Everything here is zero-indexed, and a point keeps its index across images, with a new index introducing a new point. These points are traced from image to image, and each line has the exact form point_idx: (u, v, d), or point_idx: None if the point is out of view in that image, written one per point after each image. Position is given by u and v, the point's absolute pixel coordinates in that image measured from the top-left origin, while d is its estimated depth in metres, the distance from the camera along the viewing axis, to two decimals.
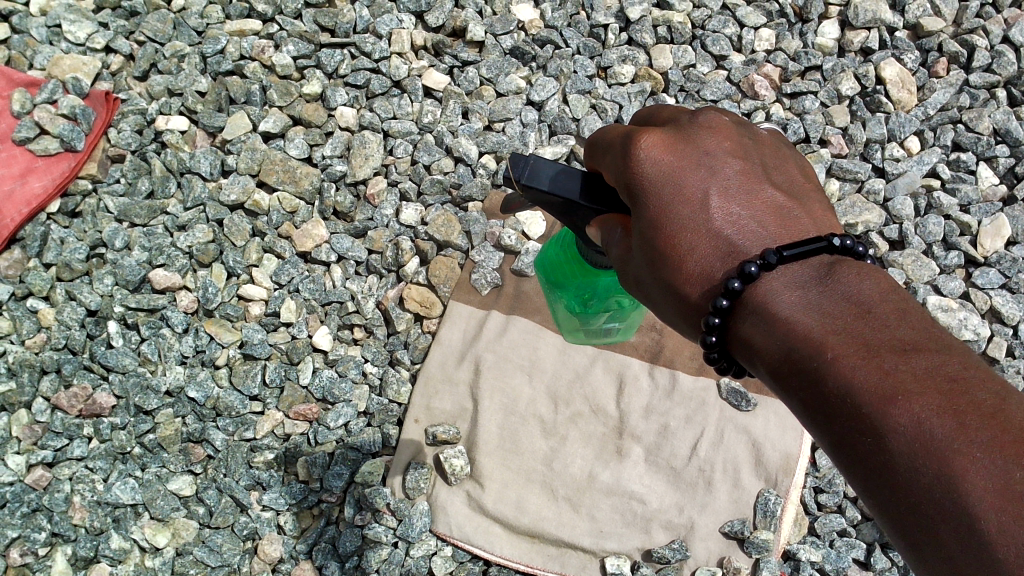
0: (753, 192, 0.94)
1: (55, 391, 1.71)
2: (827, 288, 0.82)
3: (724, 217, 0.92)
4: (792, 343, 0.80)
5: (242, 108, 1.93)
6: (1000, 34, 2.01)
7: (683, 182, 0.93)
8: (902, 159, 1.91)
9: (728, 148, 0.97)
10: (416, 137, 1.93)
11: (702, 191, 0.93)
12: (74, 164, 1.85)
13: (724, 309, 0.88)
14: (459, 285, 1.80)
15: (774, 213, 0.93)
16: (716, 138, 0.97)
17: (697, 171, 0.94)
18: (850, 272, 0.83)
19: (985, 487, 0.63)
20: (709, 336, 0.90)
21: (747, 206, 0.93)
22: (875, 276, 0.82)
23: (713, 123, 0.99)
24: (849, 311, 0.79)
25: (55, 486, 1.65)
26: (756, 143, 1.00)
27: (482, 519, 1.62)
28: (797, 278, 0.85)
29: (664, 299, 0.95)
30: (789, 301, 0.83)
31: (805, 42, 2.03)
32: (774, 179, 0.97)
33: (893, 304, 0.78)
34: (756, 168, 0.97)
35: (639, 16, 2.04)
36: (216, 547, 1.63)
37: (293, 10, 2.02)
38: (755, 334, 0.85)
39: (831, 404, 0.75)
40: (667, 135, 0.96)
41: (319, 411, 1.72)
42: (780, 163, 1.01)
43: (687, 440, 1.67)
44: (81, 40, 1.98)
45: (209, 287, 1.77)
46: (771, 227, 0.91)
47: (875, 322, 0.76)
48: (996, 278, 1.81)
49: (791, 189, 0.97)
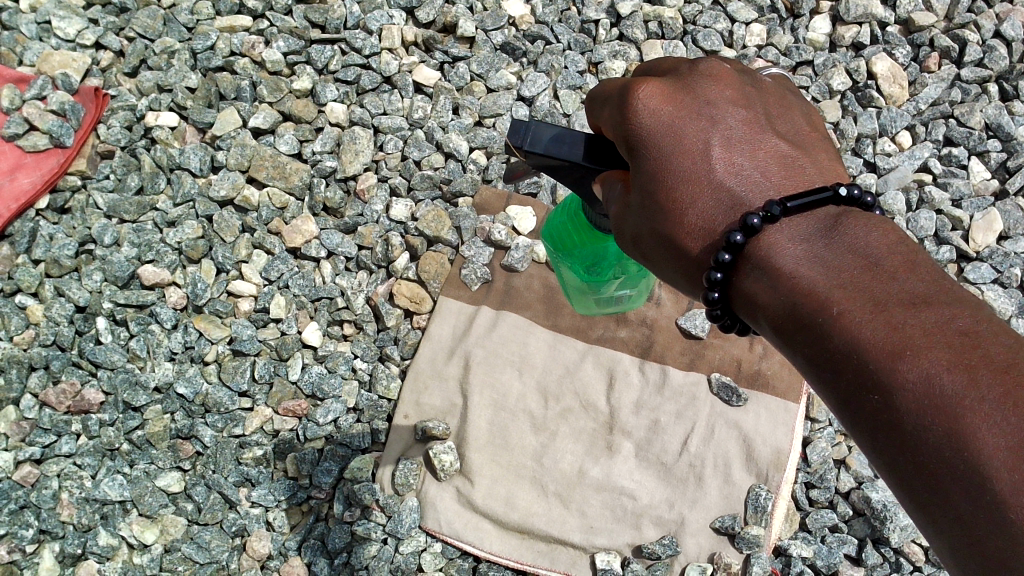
0: (756, 141, 0.92)
1: (43, 387, 1.70)
2: (833, 241, 0.81)
3: (725, 168, 0.91)
4: (797, 298, 0.79)
5: (233, 105, 1.93)
6: (993, 29, 2.00)
7: (683, 133, 0.92)
8: (894, 154, 1.91)
9: (730, 97, 0.95)
10: (407, 133, 1.93)
11: (703, 142, 0.92)
12: (63, 160, 1.83)
13: (726, 264, 0.86)
14: (448, 281, 1.79)
15: (779, 162, 0.91)
16: (717, 86, 0.95)
17: (697, 121, 0.93)
18: (857, 224, 0.81)
19: (997, 445, 0.62)
20: (710, 293, 0.89)
21: (750, 157, 0.91)
22: (883, 227, 0.81)
23: (715, 69, 0.97)
24: (856, 265, 0.77)
25: (43, 482, 1.63)
26: (759, 91, 0.98)
27: (471, 515, 1.62)
28: (801, 232, 0.84)
29: (664, 256, 0.94)
30: (792, 256, 0.82)
31: (796, 37, 2.02)
32: (779, 127, 0.95)
33: (902, 256, 0.76)
34: (760, 117, 0.95)
35: (630, 11, 2.03)
36: (204, 543, 1.62)
37: (284, 6, 2.01)
38: (758, 290, 0.84)
39: (837, 361, 0.74)
40: (666, 85, 0.95)
41: (308, 407, 1.72)
42: (785, 111, 0.98)
43: (677, 436, 1.66)
44: (71, 36, 1.97)
45: (198, 283, 1.76)
46: (775, 178, 0.90)
47: (884, 276, 0.75)
48: (989, 273, 1.80)
49: (796, 137, 0.95)
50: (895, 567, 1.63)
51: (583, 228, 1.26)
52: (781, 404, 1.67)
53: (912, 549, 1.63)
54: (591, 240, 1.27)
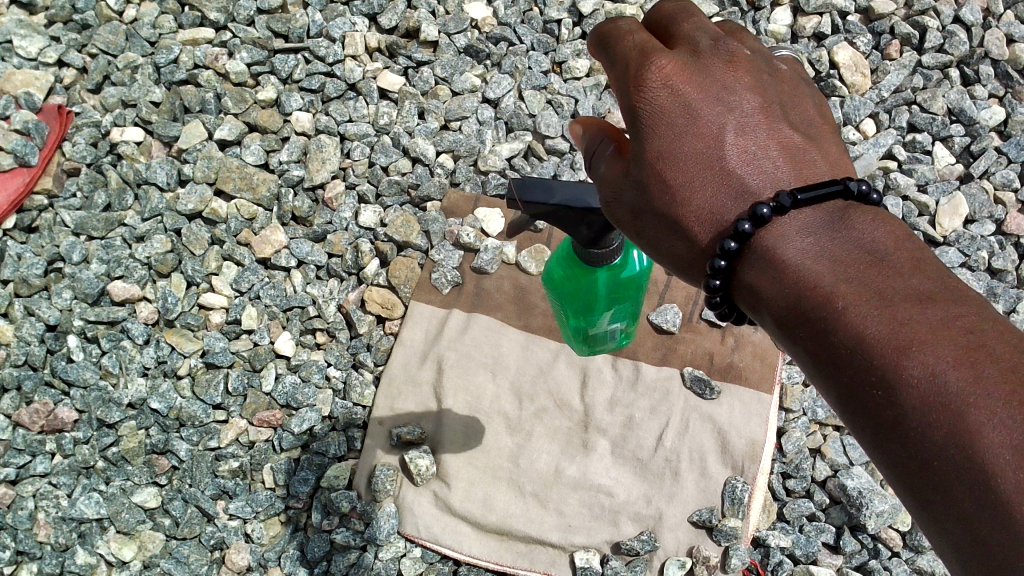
0: (768, 126, 0.87)
1: (16, 408, 1.69)
2: (842, 236, 0.78)
3: (738, 154, 0.86)
4: (801, 292, 0.76)
5: (198, 117, 1.92)
6: (952, 14, 2.02)
7: (693, 111, 0.87)
8: (858, 142, 1.92)
9: (742, 75, 0.89)
10: (373, 139, 1.93)
11: (715, 125, 0.87)
12: (29, 180, 1.83)
13: (731, 253, 0.82)
14: (419, 285, 1.79)
15: (790, 150, 0.86)
16: (729, 60, 0.89)
17: (707, 99, 0.87)
18: (864, 219, 0.79)
19: (1005, 450, 0.60)
20: (711, 282, 0.84)
21: (762, 144, 0.86)
22: (890, 224, 0.78)
23: (732, 47, 0.90)
24: (861, 261, 0.75)
25: (18, 503, 1.63)
26: (772, 70, 0.92)
27: (449, 518, 1.62)
28: (808, 224, 0.80)
29: (662, 238, 0.89)
30: (800, 249, 0.78)
31: (758, 30, 2.03)
32: (789, 113, 0.90)
33: (909, 254, 0.74)
34: (771, 99, 0.90)
35: (592, 9, 2.03)
36: (183, 558, 1.61)
37: (246, 17, 2.02)
38: (761, 282, 0.80)
39: (842, 352, 0.71)
40: (676, 55, 0.88)
41: (283, 417, 1.71)
42: (795, 92, 0.93)
43: (651, 431, 1.66)
44: (33, 55, 1.96)
45: (168, 297, 1.76)
46: (788, 169, 0.85)
47: (892, 273, 0.72)
48: (956, 257, 1.82)
49: (806, 125, 0.90)
50: (873, 553, 1.64)
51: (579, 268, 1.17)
52: (755, 395, 1.67)
53: (889, 535, 1.63)
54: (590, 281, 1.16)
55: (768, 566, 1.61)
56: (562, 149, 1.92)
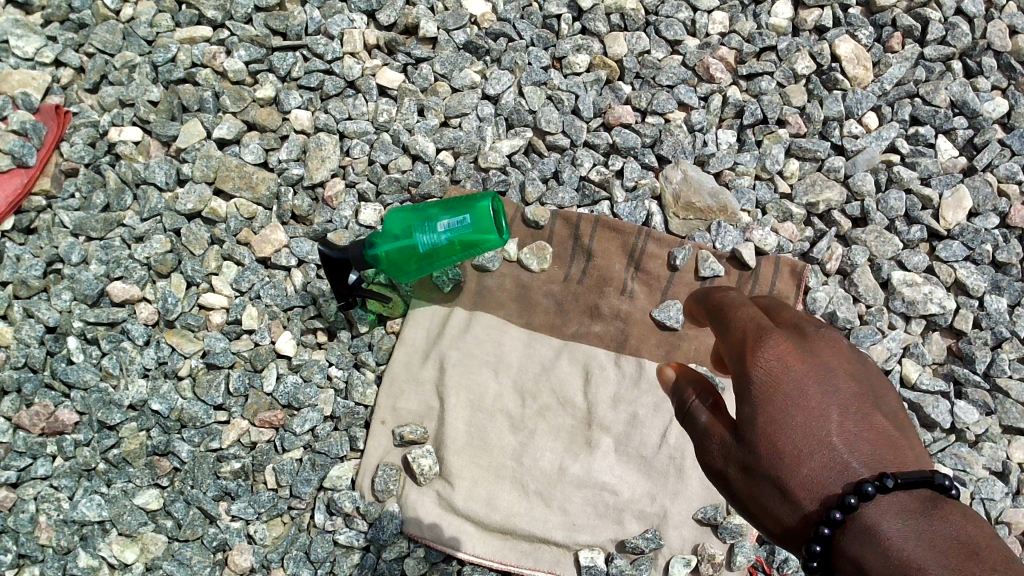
0: (865, 414, 1.05)
1: (17, 410, 1.67)
2: (926, 522, 0.93)
3: (841, 437, 1.03)
4: (878, 547, 0.94)
5: (196, 116, 1.92)
6: (955, 6, 2.00)
7: (805, 399, 1.04)
8: (860, 136, 1.90)
9: (846, 374, 1.08)
10: (373, 137, 1.92)
11: (825, 407, 1.04)
12: (27, 180, 1.81)
13: (835, 520, 0.97)
14: (420, 283, 1.76)
15: (887, 444, 1.03)
16: (835, 359, 1.10)
17: (816, 385, 1.05)
18: (945, 515, 0.94)
19: None
20: (813, 545, 0.98)
21: (863, 433, 1.03)
22: (960, 515, 0.94)
23: (836, 355, 1.10)
24: (949, 546, 0.90)
25: (20, 506, 1.62)
26: (868, 379, 1.12)
27: (452, 518, 1.61)
28: (905, 504, 0.95)
29: (768, 504, 1.05)
30: (864, 467, 1.00)
31: (759, 24, 2.01)
32: (882, 407, 1.09)
33: (938, 509, 0.95)
34: (869, 398, 1.08)
35: (591, 4, 2.00)
36: (185, 560, 1.61)
37: (243, 15, 1.99)
38: (834, 491, 1.00)
39: (860, 558, 0.95)
40: (793, 345, 1.09)
41: (285, 417, 1.70)
42: (885, 394, 1.12)
43: (655, 428, 1.65)
44: (30, 55, 1.95)
45: (168, 298, 1.74)
46: (883, 454, 1.02)
47: (943, 536, 0.91)
48: (960, 250, 1.82)
49: (896, 422, 1.09)
50: None
51: (480, 201, 1.50)
52: None
53: None
54: (465, 219, 1.51)
55: (773, 563, 1.62)
56: (563, 145, 1.90)
